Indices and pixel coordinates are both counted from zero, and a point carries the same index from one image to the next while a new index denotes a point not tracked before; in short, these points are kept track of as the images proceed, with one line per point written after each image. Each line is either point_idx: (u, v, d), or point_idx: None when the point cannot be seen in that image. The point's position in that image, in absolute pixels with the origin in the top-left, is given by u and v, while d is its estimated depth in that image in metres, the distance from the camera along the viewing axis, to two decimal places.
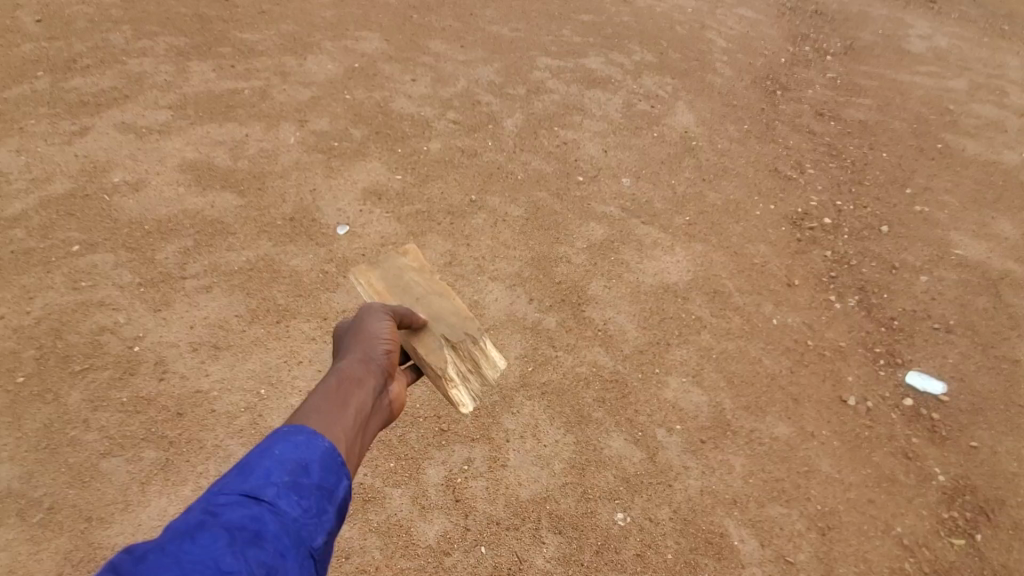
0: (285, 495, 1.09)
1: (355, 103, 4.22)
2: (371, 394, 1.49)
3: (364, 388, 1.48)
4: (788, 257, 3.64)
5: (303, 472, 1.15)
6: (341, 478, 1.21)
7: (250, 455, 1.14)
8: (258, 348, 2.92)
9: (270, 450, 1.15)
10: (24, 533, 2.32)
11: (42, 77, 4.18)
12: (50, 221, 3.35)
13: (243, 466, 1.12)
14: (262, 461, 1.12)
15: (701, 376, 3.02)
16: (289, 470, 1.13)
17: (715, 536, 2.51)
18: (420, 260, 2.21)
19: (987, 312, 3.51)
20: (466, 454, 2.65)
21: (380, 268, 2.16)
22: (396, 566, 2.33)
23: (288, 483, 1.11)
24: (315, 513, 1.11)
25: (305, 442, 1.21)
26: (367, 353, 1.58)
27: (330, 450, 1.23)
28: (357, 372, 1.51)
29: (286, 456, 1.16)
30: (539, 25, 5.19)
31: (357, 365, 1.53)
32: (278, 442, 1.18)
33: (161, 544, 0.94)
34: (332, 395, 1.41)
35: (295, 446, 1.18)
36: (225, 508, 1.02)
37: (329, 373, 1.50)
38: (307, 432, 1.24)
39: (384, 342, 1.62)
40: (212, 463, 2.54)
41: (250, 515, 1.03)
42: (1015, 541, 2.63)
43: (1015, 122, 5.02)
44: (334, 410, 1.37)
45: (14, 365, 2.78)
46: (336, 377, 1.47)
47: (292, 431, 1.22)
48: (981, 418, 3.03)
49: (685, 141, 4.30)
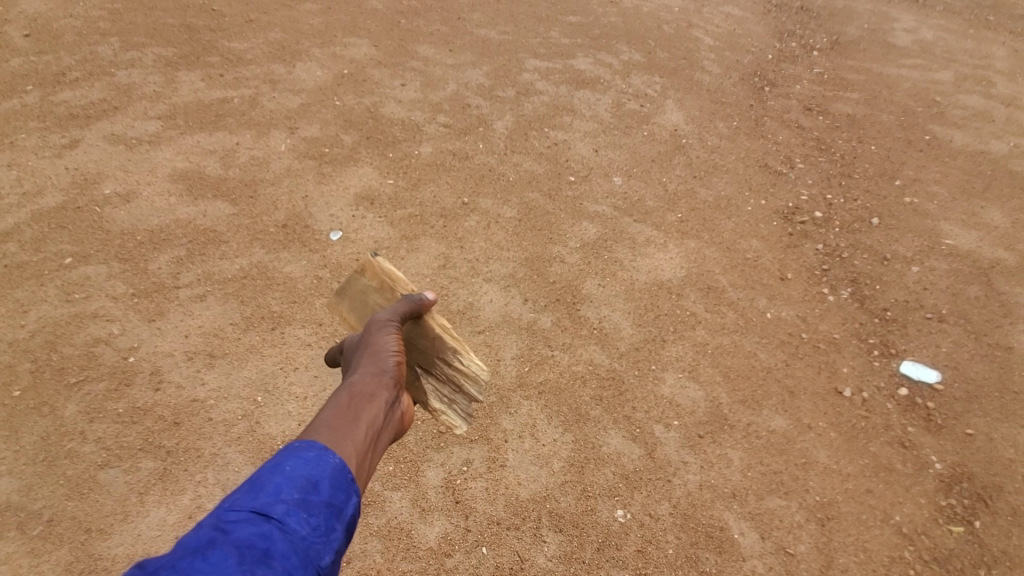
0: (293, 512, 1.08)
1: (345, 109, 4.23)
2: (384, 407, 1.46)
3: (376, 401, 1.45)
4: (781, 251, 3.66)
5: (312, 489, 1.13)
6: (350, 496, 1.19)
7: (261, 472, 1.14)
8: (254, 355, 2.91)
9: (280, 466, 1.15)
10: (23, 547, 2.31)
11: (31, 91, 4.17)
12: (43, 234, 3.34)
13: (254, 483, 1.12)
14: (272, 478, 1.12)
15: (696, 371, 3.03)
16: (299, 487, 1.12)
17: (715, 529, 2.52)
18: (380, 274, 1.88)
19: (979, 300, 3.53)
20: (465, 456, 2.65)
21: (347, 296, 1.93)
22: (397, 569, 2.32)
23: (298, 500, 1.10)
24: (324, 532, 1.09)
25: (316, 458, 1.20)
26: (378, 365, 1.55)
27: (340, 466, 1.22)
28: (369, 386, 1.48)
29: (297, 473, 1.15)
30: (527, 27, 5.21)
31: (368, 378, 1.50)
32: (288, 458, 1.17)
33: (172, 560, 0.94)
34: (342, 410, 1.38)
35: (305, 463, 1.18)
36: (236, 525, 1.02)
37: (341, 386, 1.48)
38: (318, 448, 1.23)
39: (394, 354, 1.60)
40: (210, 471, 2.53)
41: (259, 532, 1.03)
42: (1014, 527, 2.64)
43: (1001, 112, 5.07)
44: (346, 424, 1.35)
45: (10, 379, 2.77)
46: (347, 390, 1.44)
47: (303, 448, 1.21)
48: (975, 405, 3.05)
49: (675, 139, 4.32)
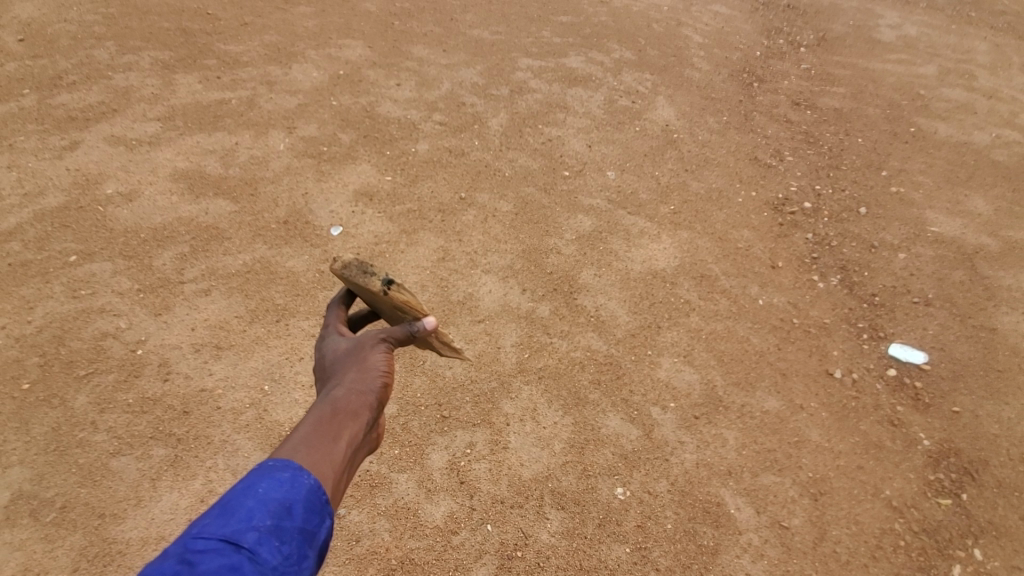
0: (265, 540, 1.04)
1: (342, 109, 4.30)
2: (365, 428, 1.41)
3: (357, 421, 1.40)
4: (772, 240, 3.75)
5: (285, 514, 1.10)
6: (324, 519, 1.16)
7: (232, 494, 1.10)
8: (259, 347, 2.98)
9: (253, 489, 1.11)
10: (37, 533, 2.36)
11: (29, 95, 4.22)
12: (46, 233, 3.39)
13: (225, 506, 1.08)
14: (244, 502, 1.08)
15: (691, 355, 3.11)
16: (272, 512, 1.08)
17: (712, 505, 2.60)
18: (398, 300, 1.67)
19: (964, 285, 3.64)
20: (468, 439, 2.72)
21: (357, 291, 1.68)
22: (406, 547, 2.39)
23: (270, 527, 1.07)
24: (295, 560, 1.06)
25: (291, 479, 1.17)
26: (363, 384, 1.48)
27: (315, 487, 1.18)
28: (352, 404, 1.43)
29: (270, 496, 1.11)
30: (520, 27, 5.30)
31: (351, 395, 1.45)
32: (260, 481, 1.14)
33: None
34: (322, 427, 1.34)
35: (279, 485, 1.14)
36: (204, 556, 0.98)
37: (322, 402, 1.42)
38: (293, 468, 1.20)
39: (381, 375, 1.51)
40: (220, 457, 2.60)
41: (229, 564, 0.99)
42: (999, 499, 2.75)
43: (983, 104, 5.19)
44: (324, 445, 1.30)
45: (18, 373, 2.82)
46: (329, 407, 1.40)
47: (278, 467, 1.18)
48: (962, 384, 3.15)
49: (666, 134, 4.41)
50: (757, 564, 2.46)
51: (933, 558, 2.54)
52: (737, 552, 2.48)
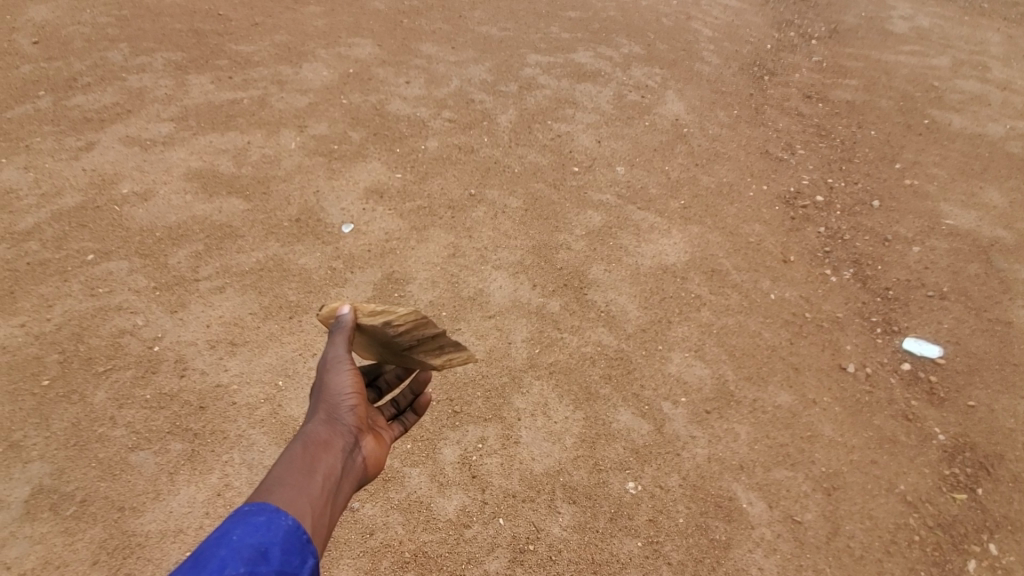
0: None
1: (352, 108, 4.32)
2: (341, 457, 1.46)
3: (332, 453, 1.45)
4: (783, 235, 3.73)
5: (262, 559, 1.12)
6: (306, 558, 1.20)
7: (206, 544, 1.12)
8: (273, 343, 3.01)
9: (227, 536, 1.13)
10: (58, 525, 2.41)
11: (44, 97, 4.27)
12: (63, 233, 3.44)
13: (197, 558, 1.09)
14: (217, 551, 1.10)
15: (702, 350, 3.11)
16: (247, 558, 1.10)
17: (724, 500, 2.61)
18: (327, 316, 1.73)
19: (979, 277, 3.61)
20: (479, 433, 2.74)
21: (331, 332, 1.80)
22: (419, 540, 2.42)
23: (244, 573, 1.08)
24: None
25: (267, 523, 1.20)
26: (332, 414, 1.52)
27: (294, 528, 1.23)
28: (323, 436, 1.47)
29: (245, 542, 1.14)
30: (528, 24, 5.29)
31: (321, 427, 1.49)
32: (235, 527, 1.16)
33: None
34: (296, 465, 1.38)
35: (254, 530, 1.17)
36: None
37: (294, 439, 1.46)
38: (269, 511, 1.23)
39: (350, 399, 1.54)
40: (236, 451, 2.64)
41: None
42: (1014, 493, 2.74)
43: (998, 96, 5.13)
44: (298, 482, 1.34)
45: (39, 370, 2.87)
46: (301, 444, 1.43)
47: (253, 512, 1.21)
48: (977, 377, 3.13)
49: (676, 129, 4.40)
50: (770, 559, 2.46)
51: (948, 554, 2.53)
52: (750, 546, 2.49)
